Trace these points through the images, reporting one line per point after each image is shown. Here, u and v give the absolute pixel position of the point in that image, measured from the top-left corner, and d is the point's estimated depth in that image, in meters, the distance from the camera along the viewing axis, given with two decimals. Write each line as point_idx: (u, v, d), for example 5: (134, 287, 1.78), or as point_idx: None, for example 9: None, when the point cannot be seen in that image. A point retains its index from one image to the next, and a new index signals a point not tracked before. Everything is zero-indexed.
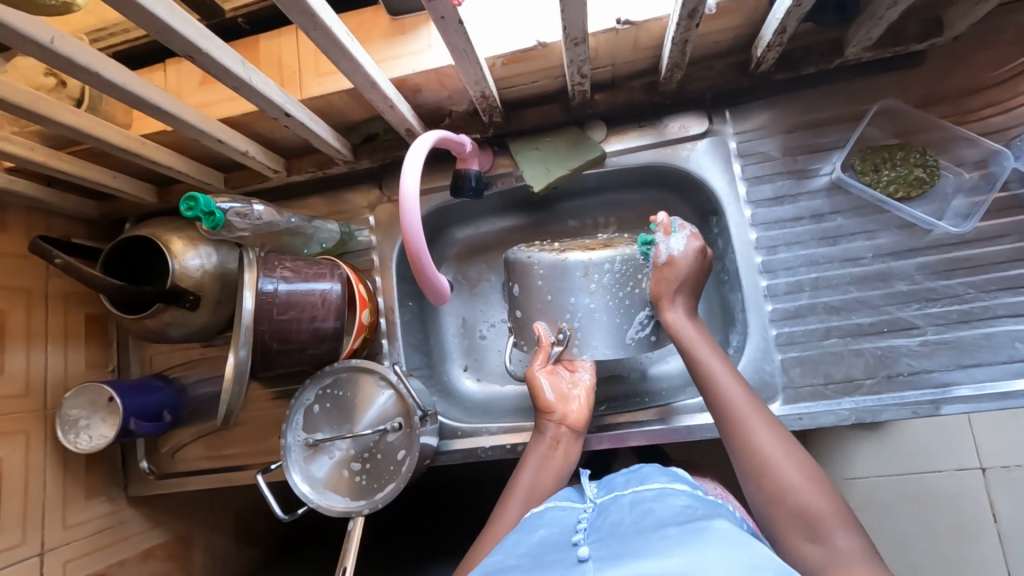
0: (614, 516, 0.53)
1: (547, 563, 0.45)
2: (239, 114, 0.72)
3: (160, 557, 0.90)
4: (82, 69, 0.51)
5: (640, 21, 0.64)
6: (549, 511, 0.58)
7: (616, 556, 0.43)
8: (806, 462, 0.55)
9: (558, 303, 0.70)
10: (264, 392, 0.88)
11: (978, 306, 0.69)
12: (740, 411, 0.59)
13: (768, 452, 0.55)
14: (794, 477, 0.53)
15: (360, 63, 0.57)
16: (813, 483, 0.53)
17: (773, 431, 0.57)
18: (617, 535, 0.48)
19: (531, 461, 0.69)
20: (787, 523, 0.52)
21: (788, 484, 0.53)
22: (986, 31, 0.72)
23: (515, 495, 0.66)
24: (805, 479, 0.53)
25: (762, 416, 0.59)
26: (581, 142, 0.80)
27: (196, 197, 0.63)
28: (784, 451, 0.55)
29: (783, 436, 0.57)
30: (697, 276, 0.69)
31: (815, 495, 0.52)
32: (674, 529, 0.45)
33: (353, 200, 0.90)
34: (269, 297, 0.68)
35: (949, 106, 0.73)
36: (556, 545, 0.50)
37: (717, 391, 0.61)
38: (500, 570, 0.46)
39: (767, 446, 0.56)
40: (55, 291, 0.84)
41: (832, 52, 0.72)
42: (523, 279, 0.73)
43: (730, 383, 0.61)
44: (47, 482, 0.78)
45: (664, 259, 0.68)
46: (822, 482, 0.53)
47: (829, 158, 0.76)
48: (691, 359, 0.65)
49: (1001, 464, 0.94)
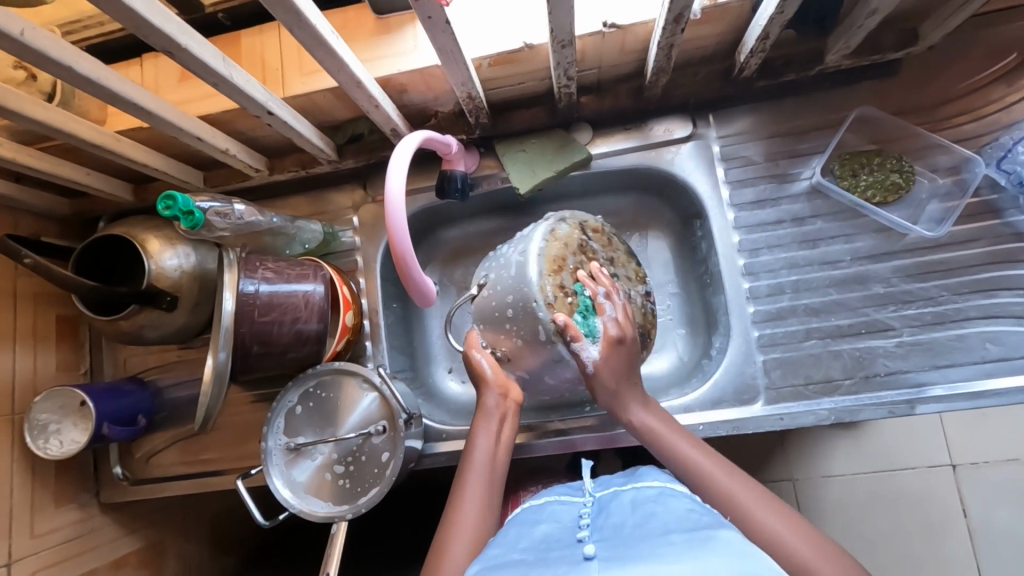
0: (615, 516, 0.54)
1: (553, 558, 0.46)
2: (220, 111, 0.71)
3: (132, 564, 0.87)
4: (54, 63, 0.49)
5: (626, 25, 0.64)
6: (550, 507, 0.60)
7: (623, 556, 0.44)
8: (814, 535, 0.51)
9: (500, 316, 0.68)
10: (244, 395, 0.86)
11: (951, 309, 0.71)
12: (728, 492, 0.55)
13: (770, 529, 0.51)
14: (806, 554, 0.49)
15: (344, 61, 0.57)
16: (823, 553, 0.49)
17: (770, 504, 0.54)
18: (620, 535, 0.50)
19: (475, 465, 0.64)
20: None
21: (798, 559, 0.49)
22: (959, 41, 0.74)
23: (472, 490, 0.62)
24: (821, 556, 0.49)
25: (752, 492, 0.55)
26: (566, 144, 0.81)
27: (175, 195, 0.61)
28: (782, 524, 0.52)
29: (783, 512, 0.53)
30: (630, 367, 0.65)
31: (829, 569, 0.48)
32: (678, 534, 0.47)
33: (336, 200, 0.88)
34: (250, 298, 0.66)
35: (925, 114, 0.75)
36: (560, 542, 0.51)
37: (704, 476, 0.57)
38: (506, 562, 0.47)
39: (767, 523, 0.52)
40: (24, 291, 0.81)
41: (812, 59, 0.73)
42: (512, 290, 0.66)
43: (714, 467, 0.58)
44: (13, 490, 0.76)
45: (590, 367, 0.64)
46: (833, 552, 0.49)
47: (809, 162, 0.77)
48: (666, 450, 0.61)
49: (971, 462, 0.97)
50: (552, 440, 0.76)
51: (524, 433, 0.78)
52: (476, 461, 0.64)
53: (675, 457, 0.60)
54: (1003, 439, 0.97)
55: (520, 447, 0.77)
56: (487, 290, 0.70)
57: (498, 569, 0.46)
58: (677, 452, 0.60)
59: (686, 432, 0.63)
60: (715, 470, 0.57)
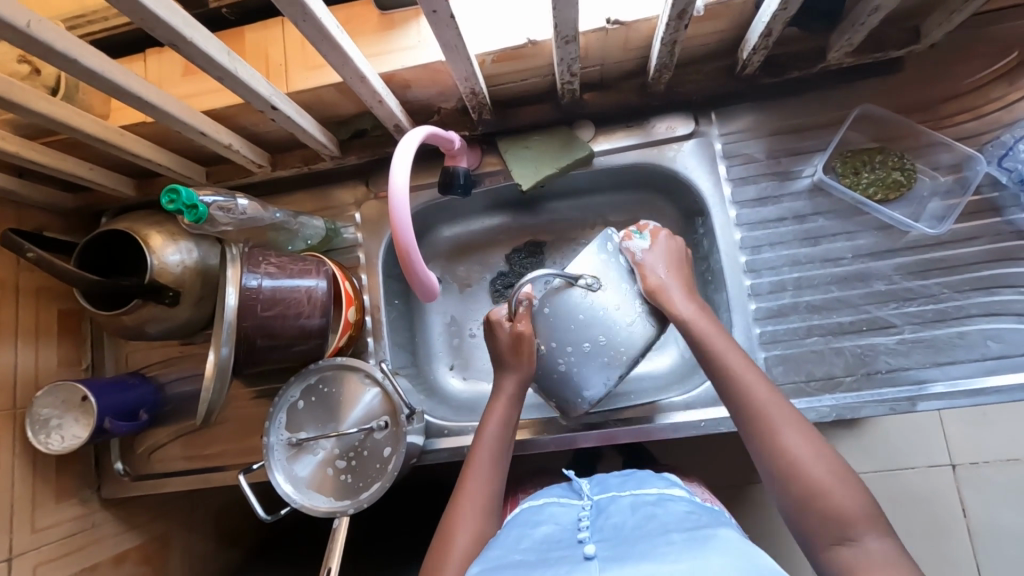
0: (615, 517, 0.54)
1: (554, 559, 0.47)
2: (223, 106, 0.71)
3: (133, 560, 0.87)
4: (60, 55, 0.50)
5: (629, 22, 0.64)
6: (549, 508, 0.60)
7: (623, 557, 0.45)
8: (832, 459, 0.54)
9: (581, 335, 0.68)
10: (246, 390, 0.86)
11: (953, 306, 0.71)
12: (762, 407, 0.58)
13: (792, 449, 0.55)
14: (822, 478, 0.53)
15: (349, 55, 0.57)
16: (840, 481, 0.53)
17: (802, 428, 0.56)
18: (621, 537, 0.50)
19: (488, 448, 0.65)
20: (817, 524, 0.52)
21: (817, 484, 0.52)
22: (960, 40, 0.74)
23: (479, 481, 0.63)
24: (837, 483, 0.52)
25: (783, 410, 0.57)
26: (569, 141, 0.81)
27: (178, 189, 0.61)
28: (805, 448, 0.55)
29: (807, 434, 0.55)
30: (677, 266, 0.70)
31: (840, 496, 0.52)
32: (677, 534, 0.47)
33: (339, 196, 0.88)
34: (253, 293, 0.66)
35: (926, 112, 0.76)
36: (560, 543, 0.51)
37: (740, 387, 0.59)
38: (507, 564, 0.47)
39: (791, 444, 0.55)
40: (26, 286, 0.81)
41: (814, 57, 0.74)
42: (609, 335, 0.68)
43: (755, 385, 0.59)
44: (15, 485, 0.76)
45: (638, 258, 0.70)
46: (849, 481, 0.53)
47: (811, 160, 0.77)
48: (704, 353, 0.63)
49: (971, 461, 0.97)
50: (554, 436, 0.76)
51: (526, 429, 0.78)
52: (487, 445, 0.65)
53: (718, 364, 0.62)
54: (1003, 438, 0.97)
55: (521, 443, 0.77)
56: (584, 296, 0.67)
57: (499, 571, 0.46)
58: (721, 361, 0.61)
59: (730, 339, 0.63)
60: (752, 383, 0.59)
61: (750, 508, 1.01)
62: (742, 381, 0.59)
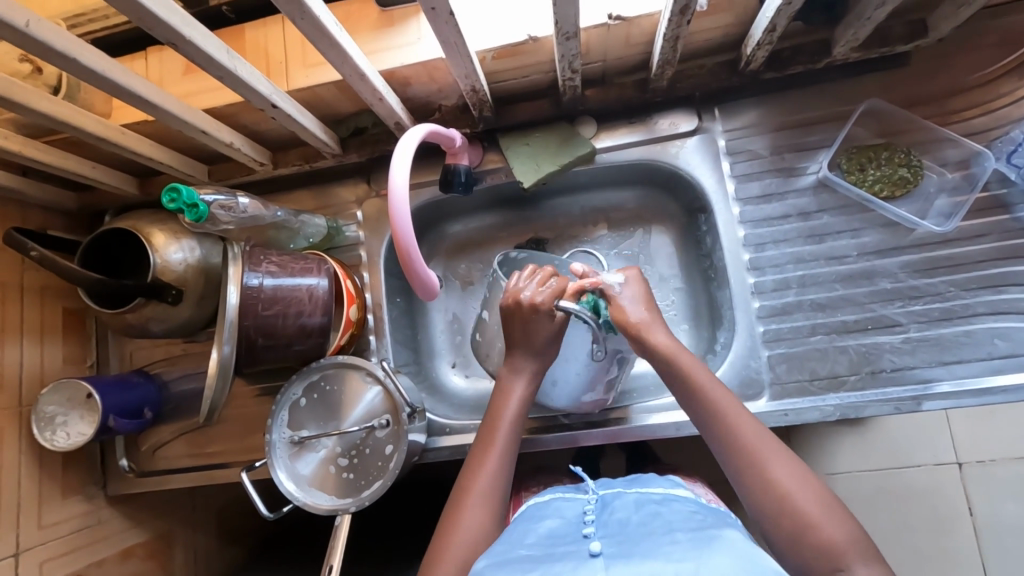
0: (620, 513, 0.55)
1: (560, 555, 0.47)
2: (224, 104, 0.71)
3: (139, 556, 0.88)
4: (59, 55, 0.49)
5: (631, 17, 0.63)
6: (554, 503, 0.60)
7: (629, 554, 0.45)
8: (823, 496, 0.53)
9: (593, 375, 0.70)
10: (249, 388, 0.87)
11: (959, 304, 0.70)
12: (750, 446, 0.56)
13: (786, 485, 0.54)
14: (814, 513, 0.52)
15: (348, 53, 0.56)
16: (827, 513, 0.52)
17: (787, 461, 0.55)
18: (626, 533, 0.50)
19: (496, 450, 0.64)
20: (809, 559, 0.50)
21: (808, 519, 0.51)
22: (969, 34, 0.73)
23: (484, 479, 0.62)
24: (828, 517, 0.51)
25: (773, 446, 0.56)
26: (571, 138, 0.80)
27: (179, 188, 0.61)
28: (796, 484, 0.54)
29: (797, 469, 0.55)
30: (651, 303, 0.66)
31: (834, 529, 0.51)
32: (683, 533, 0.47)
33: (341, 194, 0.88)
34: (254, 292, 0.66)
35: (934, 107, 0.75)
36: (566, 538, 0.52)
37: (729, 426, 0.58)
38: (513, 559, 0.48)
39: (782, 480, 0.54)
40: (30, 284, 0.81)
41: (820, 52, 0.73)
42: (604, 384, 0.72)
43: (735, 420, 0.58)
44: (22, 481, 0.76)
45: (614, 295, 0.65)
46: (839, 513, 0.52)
47: (816, 156, 0.76)
48: (689, 391, 0.61)
49: (978, 459, 0.97)
50: (556, 434, 0.76)
51: (527, 428, 0.77)
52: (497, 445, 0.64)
53: (705, 407, 0.60)
54: (1010, 436, 0.96)
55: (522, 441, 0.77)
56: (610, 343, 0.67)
57: (505, 566, 0.47)
58: (708, 399, 0.60)
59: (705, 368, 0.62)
60: (740, 420, 0.58)
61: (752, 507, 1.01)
62: (730, 419, 0.58)
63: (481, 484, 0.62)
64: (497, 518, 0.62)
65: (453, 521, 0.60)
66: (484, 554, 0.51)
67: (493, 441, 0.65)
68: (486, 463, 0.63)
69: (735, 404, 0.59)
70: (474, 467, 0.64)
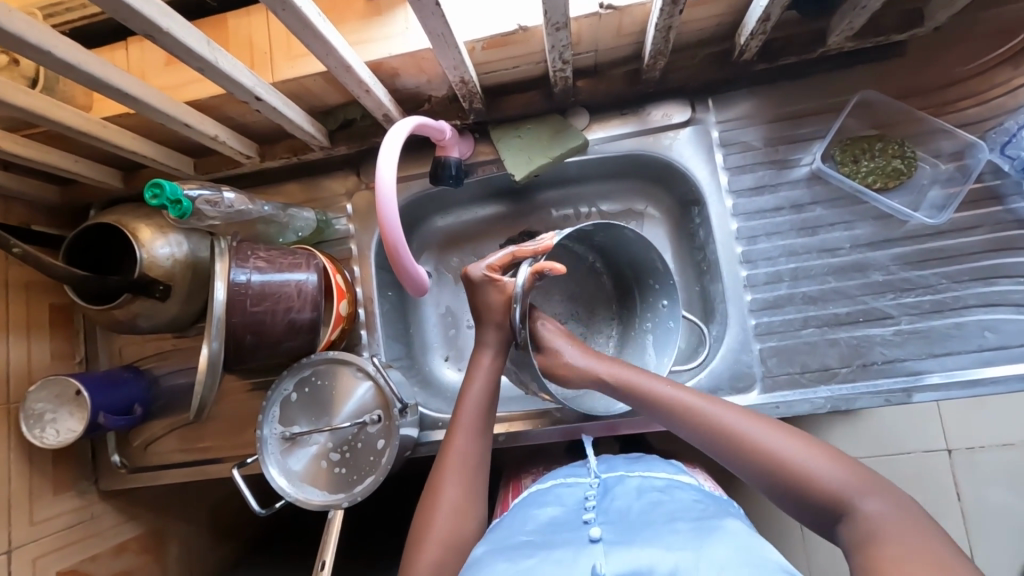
0: (622, 500, 0.56)
1: (560, 541, 0.50)
2: (208, 96, 0.69)
3: (133, 550, 0.88)
4: (32, 48, 0.48)
5: (622, 7, 0.62)
6: (557, 489, 0.62)
7: (628, 543, 0.47)
8: (804, 438, 0.54)
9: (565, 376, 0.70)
10: (240, 383, 0.86)
11: (950, 296, 0.70)
12: (720, 420, 0.57)
13: (768, 444, 0.54)
14: (802, 457, 0.52)
15: (332, 45, 0.55)
16: (815, 454, 0.53)
17: (762, 420, 0.56)
18: (628, 522, 0.52)
19: (461, 429, 0.65)
20: (817, 507, 0.51)
21: (799, 467, 0.52)
22: (965, 22, 0.72)
23: (457, 458, 0.64)
24: (815, 456, 0.52)
25: (743, 415, 0.57)
26: (562, 130, 0.79)
27: (162, 183, 0.60)
28: (774, 437, 0.54)
29: (771, 424, 0.56)
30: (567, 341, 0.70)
31: (826, 470, 0.51)
32: (685, 523, 0.49)
33: (329, 187, 0.87)
34: (242, 288, 0.66)
35: (929, 97, 0.74)
36: (567, 524, 0.54)
37: (690, 414, 0.59)
38: (514, 545, 0.51)
39: (762, 439, 0.55)
40: (15, 280, 0.80)
41: (814, 41, 0.71)
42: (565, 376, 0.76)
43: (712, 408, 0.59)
44: (12, 478, 0.76)
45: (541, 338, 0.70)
46: (832, 455, 0.53)
47: (809, 148, 0.76)
48: (645, 395, 0.62)
49: (965, 446, 0.98)
50: (549, 428, 0.76)
51: (520, 420, 0.78)
52: (464, 424, 0.65)
53: (660, 406, 0.61)
54: (997, 425, 0.97)
55: (513, 435, 0.77)
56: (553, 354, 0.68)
57: (506, 553, 0.50)
58: (660, 397, 0.61)
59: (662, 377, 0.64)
60: (696, 403, 0.59)
61: (745, 495, 1.02)
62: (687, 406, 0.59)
63: (451, 465, 0.63)
64: (476, 489, 0.64)
65: (432, 502, 0.62)
66: (486, 541, 0.54)
67: (459, 422, 0.66)
68: (454, 444, 0.65)
69: (687, 392, 0.61)
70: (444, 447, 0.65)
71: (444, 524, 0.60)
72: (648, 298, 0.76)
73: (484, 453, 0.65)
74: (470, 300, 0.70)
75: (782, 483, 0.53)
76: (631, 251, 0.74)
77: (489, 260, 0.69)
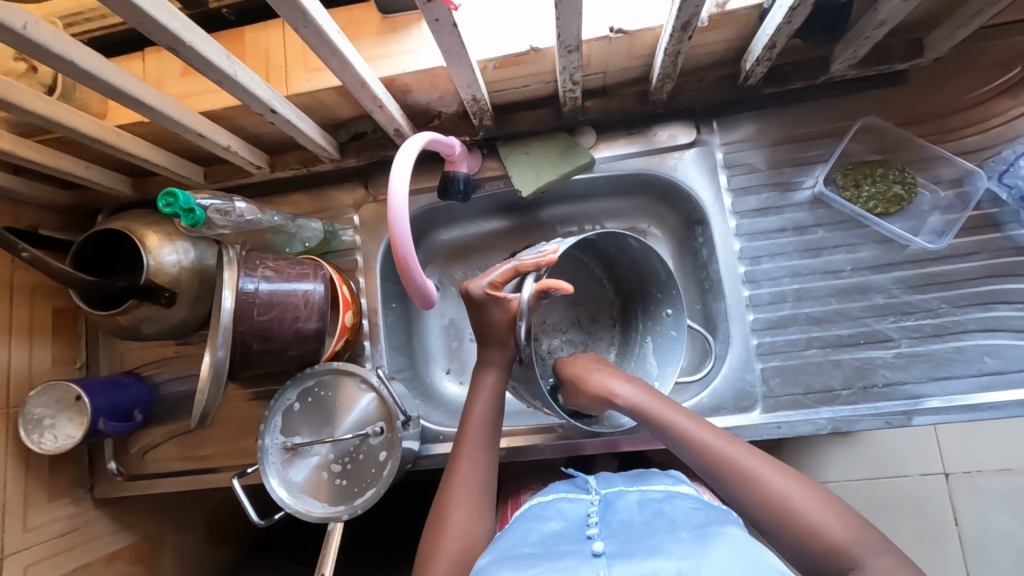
0: (624, 514, 0.56)
1: (563, 553, 0.50)
2: (223, 107, 0.70)
3: (126, 559, 0.87)
4: (56, 58, 0.49)
5: (633, 31, 0.64)
6: (558, 502, 0.61)
7: (630, 555, 0.47)
8: (811, 489, 0.52)
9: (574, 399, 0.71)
10: (241, 392, 0.86)
11: (950, 321, 0.71)
12: (729, 459, 0.55)
13: (775, 489, 0.52)
14: (806, 507, 0.51)
15: (350, 61, 0.56)
16: (822, 507, 0.51)
17: (773, 465, 0.54)
18: (630, 534, 0.52)
19: (468, 452, 0.66)
20: (815, 561, 0.49)
21: (803, 519, 0.50)
22: (964, 54, 0.74)
23: (465, 480, 0.64)
24: (822, 509, 0.50)
25: (753, 456, 0.55)
26: (570, 148, 0.80)
27: (175, 193, 0.61)
28: (782, 483, 0.53)
29: (781, 470, 0.54)
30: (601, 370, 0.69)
31: (831, 525, 0.49)
32: (687, 531, 0.49)
33: (338, 198, 0.88)
34: (250, 296, 0.66)
35: (929, 125, 0.75)
36: (569, 538, 0.54)
37: (701, 447, 0.57)
38: (515, 555, 0.50)
39: (769, 484, 0.53)
40: (21, 284, 0.80)
41: (818, 68, 0.73)
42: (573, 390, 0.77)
43: (720, 442, 0.57)
44: (8, 483, 0.75)
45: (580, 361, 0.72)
46: (838, 509, 0.51)
47: (812, 171, 0.77)
48: (657, 424, 0.61)
49: (963, 470, 0.98)
50: (551, 444, 0.77)
51: (523, 435, 0.78)
52: (469, 446, 0.66)
53: (671, 434, 0.59)
54: (994, 449, 0.98)
55: (515, 450, 0.77)
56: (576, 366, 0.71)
57: (507, 562, 0.49)
58: (672, 426, 0.60)
59: (677, 405, 0.62)
60: (707, 438, 0.57)
61: None
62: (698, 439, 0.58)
63: (458, 486, 0.63)
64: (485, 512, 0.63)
65: (440, 523, 0.61)
66: (488, 551, 0.53)
67: (465, 445, 0.66)
68: (460, 465, 0.65)
69: (701, 425, 0.59)
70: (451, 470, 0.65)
71: (451, 546, 0.59)
72: (650, 309, 0.77)
73: (489, 472, 0.65)
74: (475, 320, 0.69)
75: (784, 531, 0.51)
76: (635, 258, 0.75)
77: (492, 276, 0.67)
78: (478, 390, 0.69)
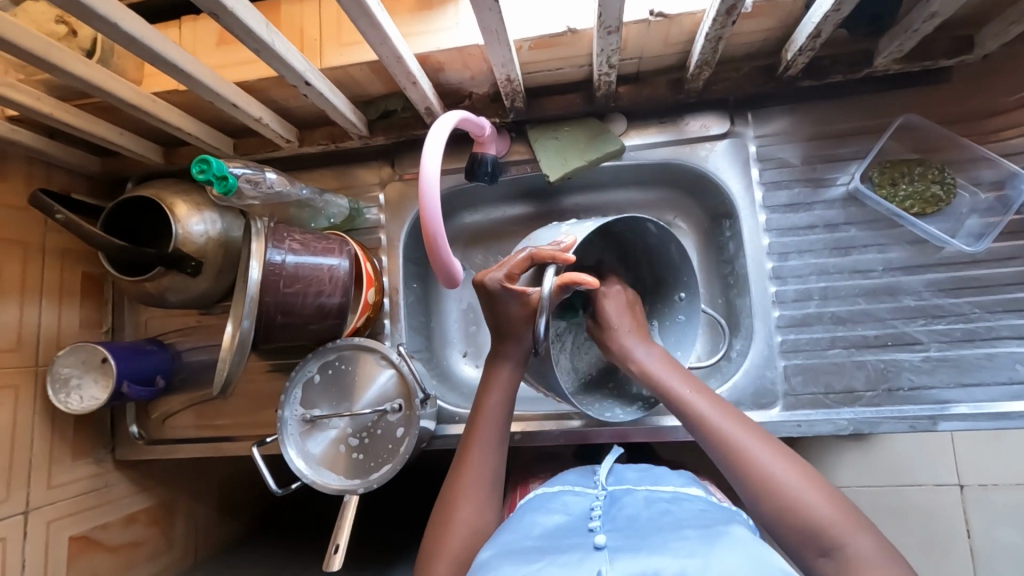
0: (629, 509, 0.56)
1: (566, 547, 0.49)
2: (256, 78, 0.70)
3: (143, 522, 0.89)
4: (99, 19, 0.49)
5: (673, 15, 0.62)
6: (563, 495, 0.62)
7: (634, 549, 0.47)
8: (806, 471, 0.52)
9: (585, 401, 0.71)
10: (260, 363, 0.87)
11: (982, 327, 0.69)
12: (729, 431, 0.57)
13: (767, 464, 0.53)
14: (798, 485, 0.51)
15: (387, 34, 0.56)
16: (813, 487, 0.51)
17: (771, 444, 0.55)
18: (634, 529, 0.52)
19: (479, 444, 0.66)
20: (794, 535, 0.49)
21: (790, 495, 0.50)
22: (1016, 52, 0.72)
23: (474, 473, 0.64)
24: (810, 488, 0.51)
25: (752, 432, 0.56)
26: (600, 134, 0.80)
27: (209, 159, 0.61)
28: (777, 459, 0.53)
29: (780, 450, 0.54)
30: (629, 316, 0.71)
31: (821, 505, 0.49)
32: (692, 530, 0.49)
33: (363, 176, 0.88)
34: (276, 268, 0.66)
35: (971, 125, 0.73)
36: (572, 531, 0.54)
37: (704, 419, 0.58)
38: (519, 549, 0.50)
39: (765, 460, 0.53)
40: (52, 246, 0.82)
41: (861, 62, 0.71)
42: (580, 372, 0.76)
43: (719, 414, 0.58)
44: (34, 439, 0.77)
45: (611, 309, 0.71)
46: (828, 493, 0.50)
47: (846, 168, 0.76)
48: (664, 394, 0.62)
49: (979, 483, 0.96)
50: (566, 431, 0.76)
51: (538, 420, 0.78)
52: (479, 438, 0.66)
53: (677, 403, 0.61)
54: (1014, 463, 0.96)
55: (529, 434, 0.77)
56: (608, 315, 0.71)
57: (510, 556, 0.49)
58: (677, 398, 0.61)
59: (686, 376, 0.63)
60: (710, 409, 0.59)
61: None
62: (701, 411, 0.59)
63: (468, 482, 0.63)
64: (490, 506, 0.63)
65: (446, 516, 0.61)
66: (490, 544, 0.53)
67: (476, 438, 0.66)
68: (470, 460, 0.65)
69: (709, 398, 0.60)
70: (461, 462, 0.65)
71: (456, 541, 0.59)
72: (664, 292, 0.76)
73: (498, 465, 0.66)
74: (489, 311, 0.67)
75: (770, 504, 0.51)
76: (647, 244, 0.74)
77: (507, 266, 0.64)
78: (489, 385, 0.68)
